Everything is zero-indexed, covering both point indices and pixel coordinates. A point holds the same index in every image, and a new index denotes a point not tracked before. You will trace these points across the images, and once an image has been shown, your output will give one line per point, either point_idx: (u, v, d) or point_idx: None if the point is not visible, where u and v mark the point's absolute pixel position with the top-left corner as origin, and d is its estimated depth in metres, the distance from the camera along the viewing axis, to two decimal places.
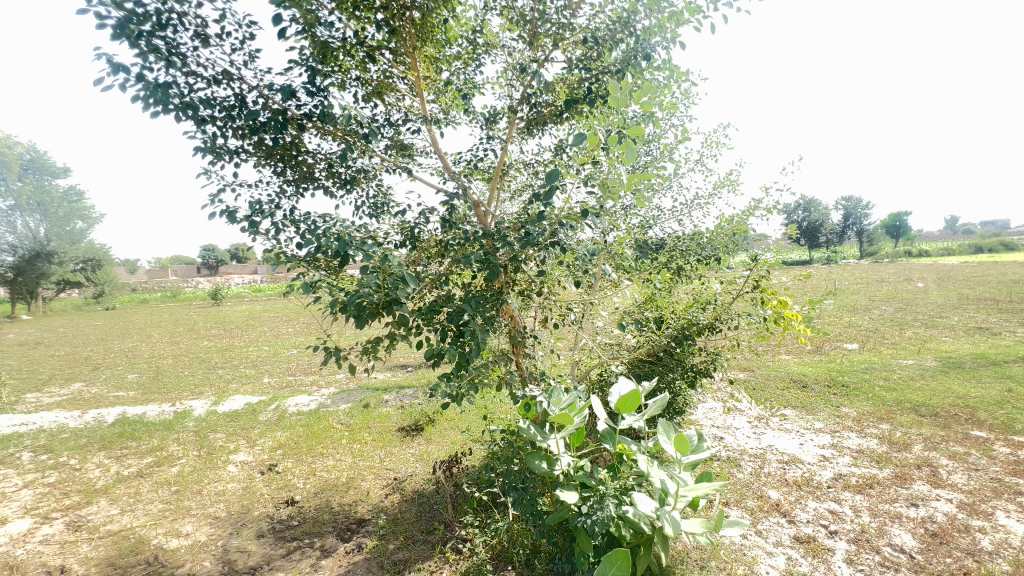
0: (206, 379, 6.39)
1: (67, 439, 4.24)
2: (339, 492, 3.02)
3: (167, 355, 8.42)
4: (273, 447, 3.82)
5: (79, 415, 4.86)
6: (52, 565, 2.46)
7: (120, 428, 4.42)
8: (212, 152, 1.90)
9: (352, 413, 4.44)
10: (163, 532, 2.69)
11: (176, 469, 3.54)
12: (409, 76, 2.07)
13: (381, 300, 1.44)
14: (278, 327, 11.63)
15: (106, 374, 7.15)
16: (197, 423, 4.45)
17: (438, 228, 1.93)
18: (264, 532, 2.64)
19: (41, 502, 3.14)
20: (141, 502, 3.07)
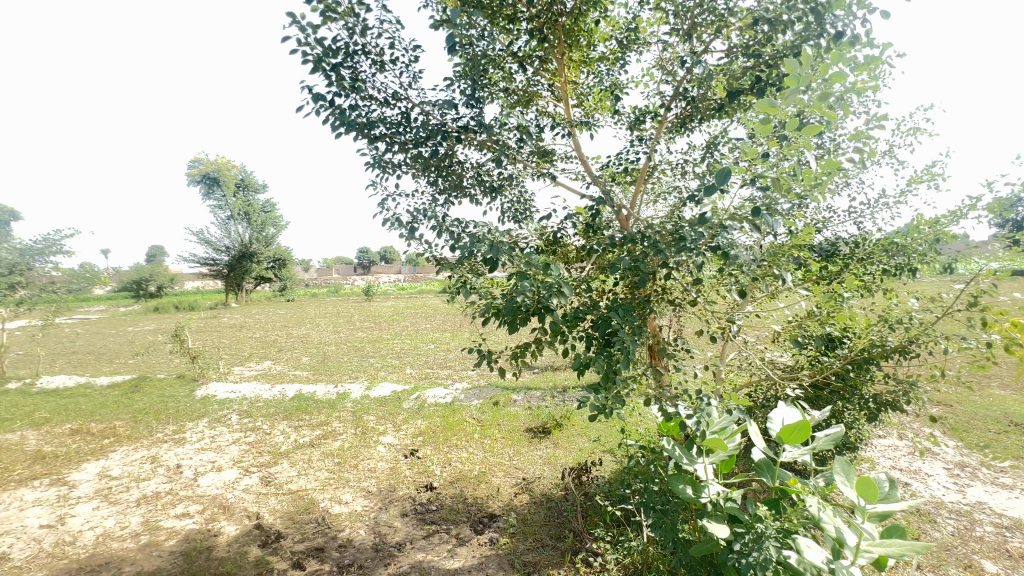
0: (360, 366, 7.28)
1: (260, 407, 5.16)
2: (471, 484, 3.17)
3: (331, 343, 9.80)
4: (415, 434, 4.18)
5: (269, 388, 5.90)
6: (251, 511, 3.00)
7: (298, 402, 5.26)
8: (380, 166, 2.13)
9: (483, 409, 4.65)
10: (329, 497, 3.11)
11: (338, 443, 4.07)
12: (555, 83, 2.09)
13: (531, 306, 1.47)
14: (418, 323, 12.82)
15: (288, 355, 8.59)
16: (354, 404, 5.08)
17: (580, 234, 1.90)
18: (408, 512, 2.88)
19: (245, 457, 3.86)
20: (313, 468, 3.60)
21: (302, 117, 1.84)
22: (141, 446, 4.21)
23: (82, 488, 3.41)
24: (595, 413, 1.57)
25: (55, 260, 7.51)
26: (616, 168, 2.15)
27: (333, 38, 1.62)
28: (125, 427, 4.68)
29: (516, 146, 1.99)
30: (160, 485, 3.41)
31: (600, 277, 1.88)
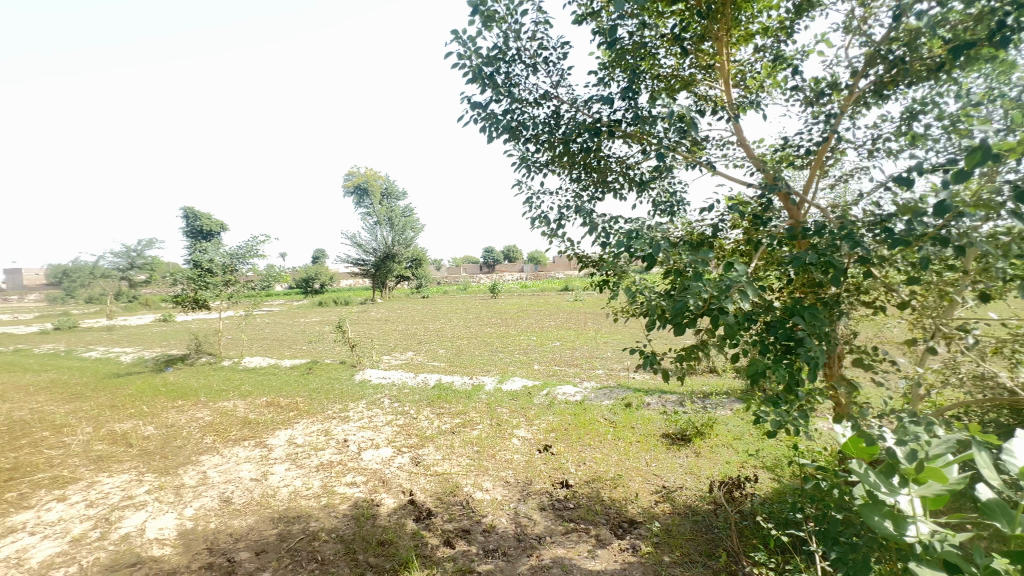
0: (491, 360, 7.65)
1: (407, 394, 5.71)
2: (608, 486, 3.11)
3: (463, 337, 10.47)
4: (547, 429, 4.24)
5: (414, 376, 6.50)
6: (405, 487, 3.32)
7: (439, 390, 5.71)
8: (526, 167, 2.19)
9: (615, 410, 4.54)
10: (471, 483, 3.30)
11: (476, 432, 4.31)
12: (713, 64, 1.94)
13: (700, 307, 1.39)
14: (543, 320, 13.06)
15: (426, 347, 9.38)
16: (488, 396, 5.35)
17: (745, 228, 1.75)
18: (546, 506, 2.93)
19: (397, 437, 4.30)
20: (455, 453, 3.86)
21: (460, 125, 1.96)
22: (317, 419, 4.95)
23: (277, 451, 4.11)
24: (773, 428, 1.40)
25: (252, 262, 9.15)
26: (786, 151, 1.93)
27: (490, 47, 1.70)
28: (305, 403, 5.55)
29: (670, 137, 1.88)
30: (332, 455, 3.95)
31: (775, 275, 1.69)
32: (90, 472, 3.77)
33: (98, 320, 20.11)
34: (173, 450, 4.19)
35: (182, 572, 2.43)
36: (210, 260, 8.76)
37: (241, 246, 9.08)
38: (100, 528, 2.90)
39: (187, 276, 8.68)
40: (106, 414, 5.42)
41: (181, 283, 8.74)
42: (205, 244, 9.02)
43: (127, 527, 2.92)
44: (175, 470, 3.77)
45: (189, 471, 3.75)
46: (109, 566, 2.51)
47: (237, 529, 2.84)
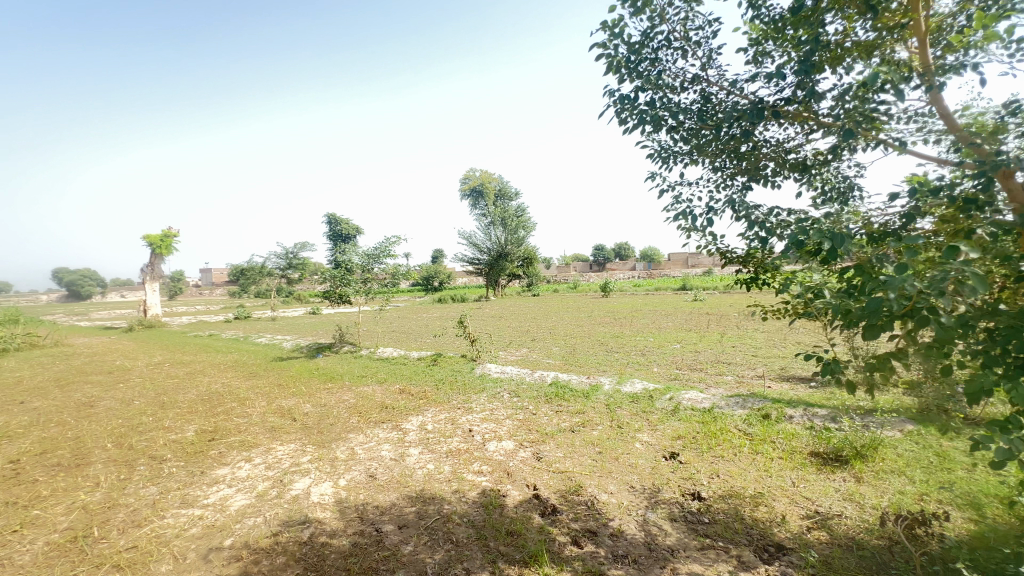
0: (607, 360, 7.49)
1: (525, 389, 5.84)
2: (748, 504, 2.84)
3: (577, 336, 10.41)
4: (673, 436, 4.02)
5: (531, 373, 6.63)
6: (530, 481, 3.39)
7: (556, 388, 5.74)
8: (667, 160, 2.11)
9: (750, 421, 4.14)
10: (595, 485, 3.25)
11: (597, 433, 4.24)
12: (906, 26, 1.67)
13: (901, 307, 1.23)
14: (660, 320, 12.46)
15: (540, 345, 9.50)
16: (607, 397, 5.25)
17: (952, 216, 1.47)
18: (677, 517, 2.77)
19: (519, 431, 4.42)
20: (577, 452, 3.84)
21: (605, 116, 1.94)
22: (444, 408, 5.29)
23: (411, 435, 4.48)
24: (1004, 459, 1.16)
25: (385, 262, 10.06)
26: (1007, 120, 1.60)
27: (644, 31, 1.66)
28: (432, 392, 5.96)
29: (845, 114, 1.67)
30: (459, 443, 4.19)
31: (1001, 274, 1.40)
32: (267, 439, 4.47)
33: (265, 311, 23.89)
34: (327, 427, 4.79)
35: (340, 534, 2.75)
36: (350, 260, 9.92)
37: (376, 247, 10.04)
38: (277, 488, 3.42)
39: (333, 275, 9.88)
40: (276, 391, 6.40)
41: (329, 280, 9.97)
42: (347, 246, 10.17)
43: (296, 489, 3.39)
44: (329, 444, 4.31)
45: (340, 446, 4.25)
46: (286, 521, 2.94)
47: (382, 503, 3.14)
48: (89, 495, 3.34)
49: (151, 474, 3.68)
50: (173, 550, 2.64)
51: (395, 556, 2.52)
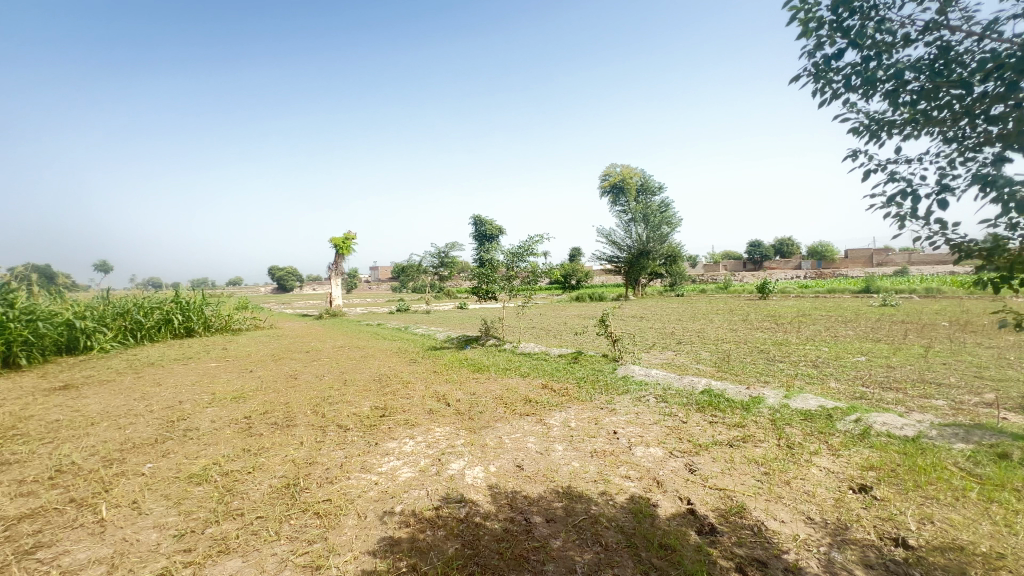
0: (769, 370, 6.65)
1: (673, 395, 5.48)
2: (982, 564, 2.24)
3: (731, 341, 9.46)
4: (863, 465, 3.37)
5: (679, 378, 6.20)
6: (682, 494, 3.16)
7: (709, 397, 5.28)
8: (878, 132, 1.82)
9: (978, 459, 3.27)
10: (762, 509, 2.89)
11: (761, 451, 3.78)
12: None
13: None
14: (837, 328, 10.65)
15: (688, 348, 8.86)
16: (772, 412, 4.64)
17: None
18: (874, 564, 2.30)
19: (667, 439, 4.16)
20: (737, 470, 3.46)
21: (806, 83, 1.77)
22: (586, 407, 5.24)
23: (555, 430, 4.53)
24: None
25: (527, 260, 10.34)
26: None
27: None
28: (574, 390, 5.96)
29: None
30: (604, 445, 4.10)
31: None
32: (426, 420, 4.94)
33: (421, 304, 26.61)
34: (477, 414, 5.11)
35: (493, 518, 2.89)
36: (496, 258, 10.46)
37: (519, 246, 10.37)
38: (436, 465, 3.75)
39: (480, 273, 10.49)
40: (432, 377, 7.05)
41: (476, 278, 10.62)
42: (492, 246, 10.70)
43: (452, 469, 3.67)
44: (479, 430, 4.58)
45: (489, 434, 4.49)
46: (444, 497, 3.20)
47: (530, 494, 3.22)
48: (296, 451, 4.06)
49: (339, 440, 4.34)
50: (357, 507, 3.06)
51: (545, 548, 2.55)
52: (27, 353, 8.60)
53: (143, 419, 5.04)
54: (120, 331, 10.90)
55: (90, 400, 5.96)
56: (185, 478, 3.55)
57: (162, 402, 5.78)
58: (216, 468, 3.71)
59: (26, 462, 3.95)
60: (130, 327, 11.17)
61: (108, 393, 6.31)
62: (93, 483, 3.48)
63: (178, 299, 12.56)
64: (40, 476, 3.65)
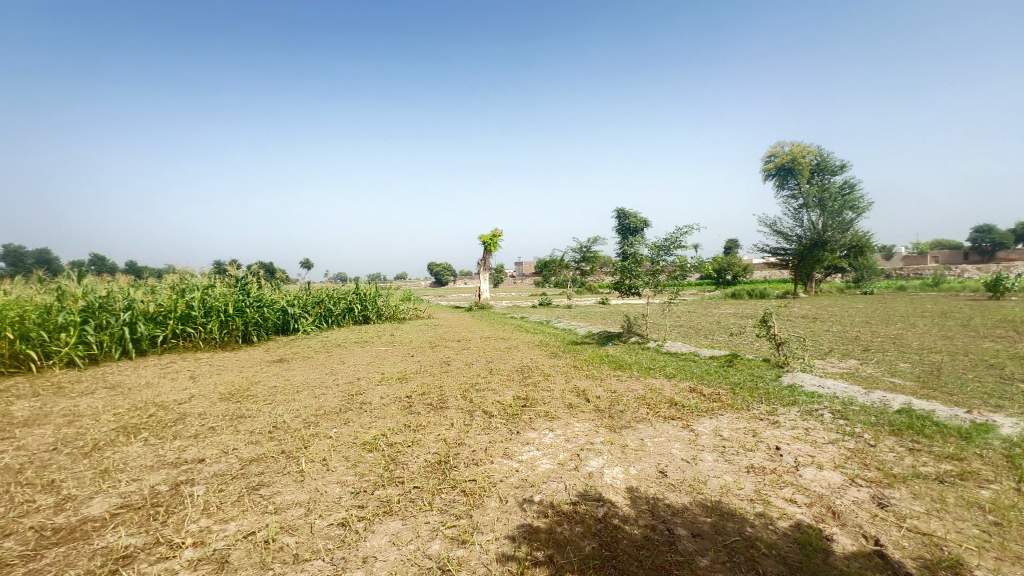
0: (1004, 390, 5.16)
1: (857, 412, 4.60)
2: None
3: (942, 351, 7.59)
4: None
5: (865, 392, 5.17)
6: (868, 531, 2.62)
7: (908, 418, 4.30)
8: None
9: None
10: (990, 569, 2.24)
11: (989, 493, 2.94)
12: None
13: None
14: None
15: (879, 357, 7.36)
16: (1007, 445, 3.59)
17: None
18: None
19: (847, 463, 3.50)
20: (951, 513, 2.75)
21: None
22: (742, 417, 4.71)
23: (704, 438, 4.17)
24: None
25: (674, 253, 9.69)
26: None
27: None
28: (728, 397, 5.40)
29: None
30: (763, 461, 3.63)
31: None
32: (566, 414, 4.97)
33: (563, 299, 26.98)
34: (617, 413, 4.97)
35: (632, 523, 2.78)
36: (639, 252, 10.04)
37: (665, 239, 9.77)
38: (574, 460, 3.75)
39: (623, 267, 10.16)
40: (572, 372, 7.08)
41: (619, 273, 10.32)
42: (636, 239, 10.28)
43: (591, 466, 3.63)
44: (620, 430, 4.45)
45: (630, 434, 4.33)
46: (582, 493, 3.17)
47: (674, 503, 3.01)
48: (447, 431, 4.44)
49: (484, 425, 4.63)
50: (499, 491, 3.22)
51: (690, 564, 2.35)
52: (257, 331, 11.04)
53: (332, 391, 6.06)
54: (317, 317, 13.29)
55: (297, 372, 7.37)
56: (360, 444, 4.15)
57: (346, 377, 6.87)
58: (383, 439, 4.26)
59: (255, 417, 5.05)
60: (324, 314, 13.57)
61: (309, 367, 7.73)
62: (297, 440, 4.29)
63: (359, 291, 14.79)
64: (264, 430, 4.64)
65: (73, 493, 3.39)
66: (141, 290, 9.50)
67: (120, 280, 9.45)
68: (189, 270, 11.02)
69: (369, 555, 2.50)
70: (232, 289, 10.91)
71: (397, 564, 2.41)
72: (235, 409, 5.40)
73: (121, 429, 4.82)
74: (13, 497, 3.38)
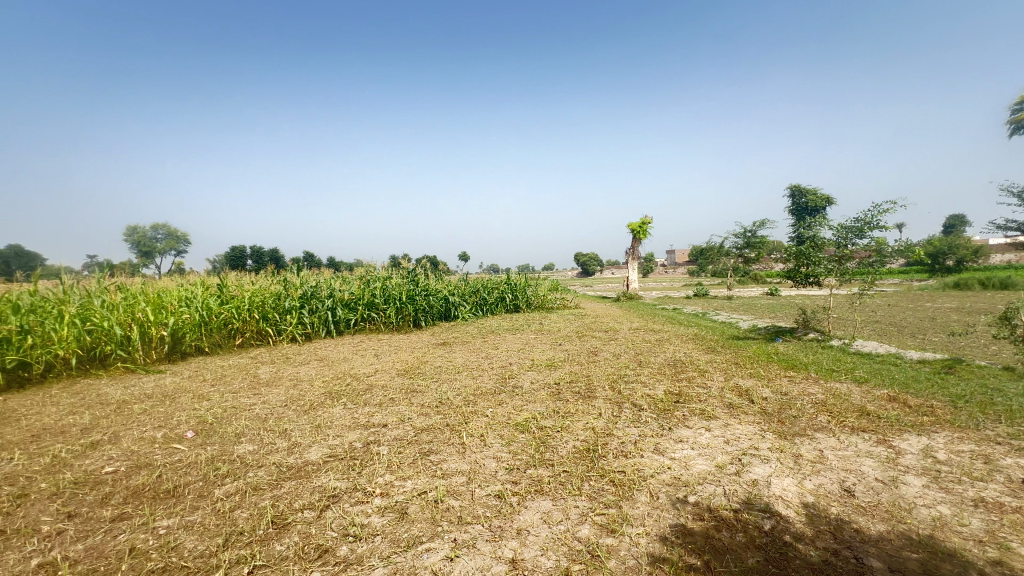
0: None
1: None
2: None
3: None
4: None
5: None
6: None
7: None
8: None
9: None
10: None
11: None
12: None
13: None
14: None
15: None
16: None
17: None
18: None
19: None
20: None
21: None
22: (968, 437, 3.75)
23: (908, 458, 3.44)
24: None
25: (868, 235, 8.07)
26: None
27: None
28: (947, 411, 4.34)
29: None
30: (999, 495, 2.85)
31: None
32: (725, 414, 4.57)
33: (722, 290, 24.73)
34: (789, 418, 4.39)
35: (807, 542, 2.45)
36: (820, 236, 8.65)
37: (856, 219, 8.17)
38: (735, 465, 3.44)
39: (798, 253, 8.93)
40: (732, 369, 6.47)
41: (793, 259, 9.09)
42: (816, 219, 8.84)
43: (756, 473, 3.29)
44: (792, 437, 3.93)
45: (805, 444, 3.79)
46: (745, 501, 2.90)
47: (865, 529, 2.56)
48: (595, 420, 4.46)
49: (633, 418, 4.52)
50: (649, 486, 3.13)
51: None
52: (425, 317, 12.49)
53: (488, 374, 6.55)
54: (474, 305, 14.47)
55: (458, 354, 8.17)
56: (513, 425, 4.43)
57: (500, 362, 7.36)
58: (534, 422, 4.47)
59: (424, 392, 5.75)
60: (479, 302, 14.71)
61: (467, 351, 8.49)
62: (458, 415, 4.77)
63: (510, 281, 15.64)
64: (431, 403, 5.26)
65: (298, 441, 4.31)
66: (339, 281, 11.51)
67: (325, 272, 11.56)
68: (373, 264, 12.94)
69: (523, 527, 2.67)
70: (405, 280, 12.50)
71: (548, 541, 2.53)
72: (409, 384, 6.23)
73: (328, 394, 5.95)
74: (262, 438, 4.45)
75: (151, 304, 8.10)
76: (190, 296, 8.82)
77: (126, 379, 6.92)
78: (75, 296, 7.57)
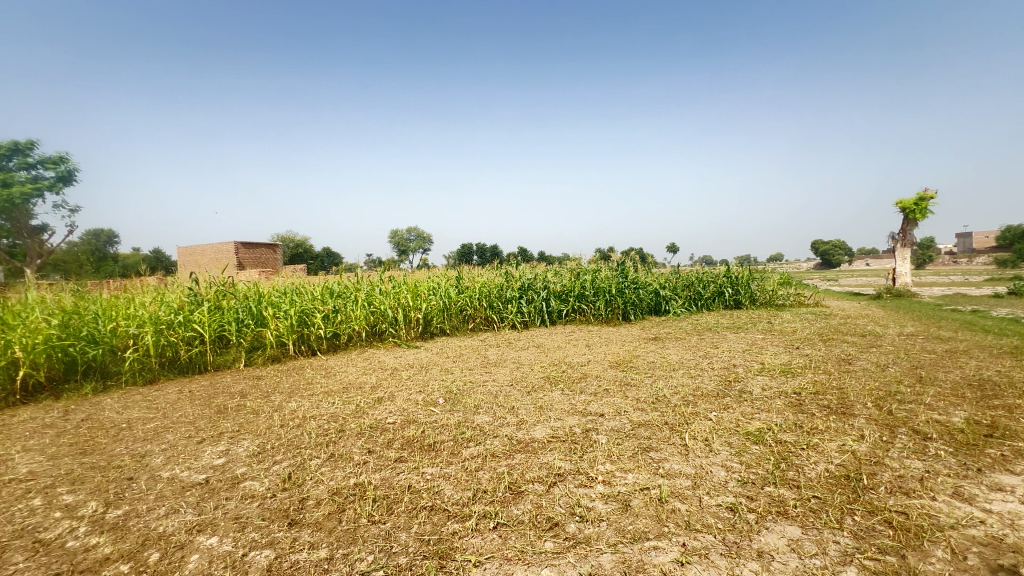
0: None
1: None
2: None
3: None
4: None
5: None
6: None
7: None
8: None
9: None
10: None
11: None
12: None
13: None
14: None
15: None
16: None
17: None
18: None
19: None
20: None
21: None
22: None
23: None
24: None
25: None
26: None
27: None
28: None
29: None
30: None
31: None
32: None
33: None
34: None
35: None
36: None
37: None
38: None
39: None
40: None
41: None
42: None
43: None
44: None
45: None
46: None
47: None
48: (856, 443, 3.66)
49: (915, 447, 3.55)
50: (950, 539, 2.40)
51: None
52: (634, 311, 12.29)
53: (708, 374, 6.04)
54: (686, 300, 13.56)
55: (671, 351, 7.78)
56: (743, 434, 3.97)
57: (721, 362, 6.71)
58: (771, 434, 3.92)
59: (638, 386, 5.66)
60: (693, 297, 13.71)
61: (682, 348, 8.01)
62: (678, 415, 4.53)
63: (729, 274, 14.11)
64: (647, 399, 5.14)
65: (524, 418, 4.76)
66: (552, 273, 12.23)
67: (540, 265, 12.43)
68: (582, 257, 13.34)
69: (765, 551, 2.37)
70: (614, 273, 12.50)
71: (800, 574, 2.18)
72: (622, 376, 6.22)
73: (547, 379, 6.40)
74: (494, 412, 5.07)
75: (410, 292, 10.04)
76: (436, 286, 10.61)
77: (395, 351, 8.78)
78: (364, 285, 9.91)
